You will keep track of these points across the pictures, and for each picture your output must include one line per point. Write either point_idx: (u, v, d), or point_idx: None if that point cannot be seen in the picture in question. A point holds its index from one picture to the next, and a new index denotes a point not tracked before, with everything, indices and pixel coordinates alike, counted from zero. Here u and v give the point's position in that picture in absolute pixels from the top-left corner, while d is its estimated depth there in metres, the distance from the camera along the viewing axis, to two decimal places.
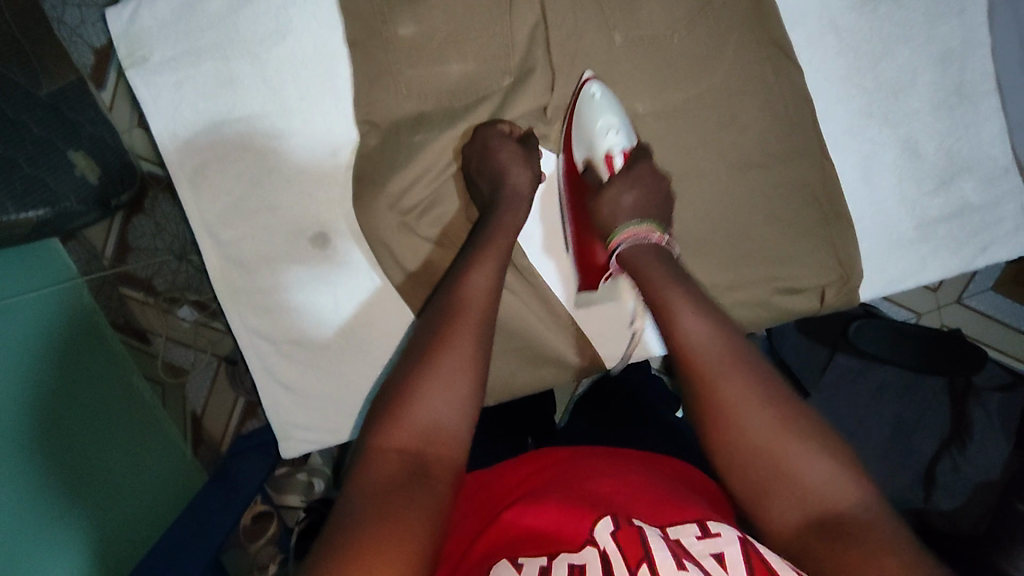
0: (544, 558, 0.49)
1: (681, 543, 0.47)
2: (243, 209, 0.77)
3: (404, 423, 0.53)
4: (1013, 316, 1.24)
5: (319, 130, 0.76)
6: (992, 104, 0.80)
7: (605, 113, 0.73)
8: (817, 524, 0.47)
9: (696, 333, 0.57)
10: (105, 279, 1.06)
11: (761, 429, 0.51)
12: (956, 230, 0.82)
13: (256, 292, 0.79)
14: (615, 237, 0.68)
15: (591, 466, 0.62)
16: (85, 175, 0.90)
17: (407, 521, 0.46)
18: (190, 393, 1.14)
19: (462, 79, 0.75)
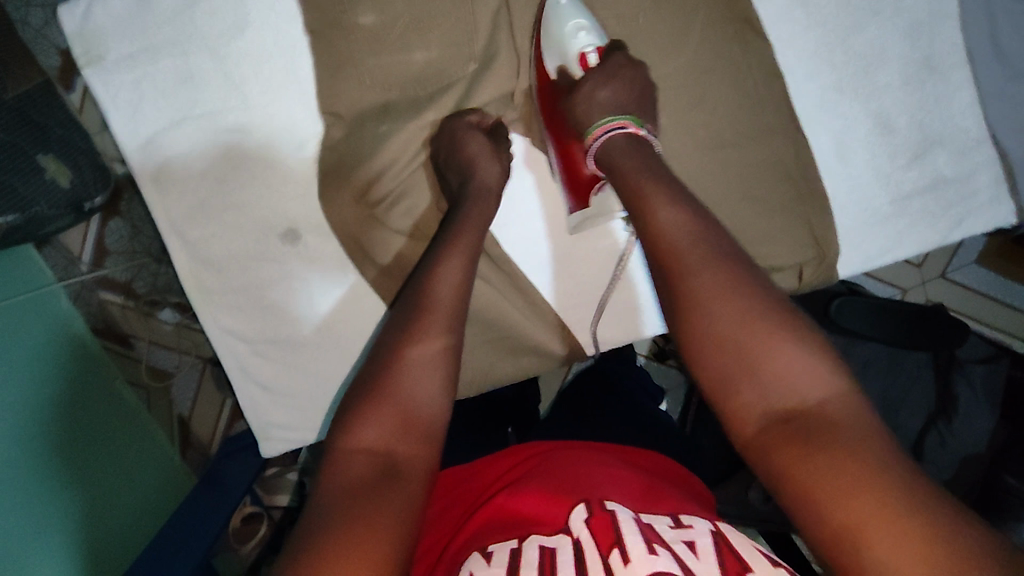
0: (515, 542, 0.50)
1: (652, 527, 0.50)
2: (209, 206, 0.76)
3: (378, 420, 0.52)
4: (997, 289, 1.24)
5: (284, 124, 0.75)
6: (964, 75, 0.79)
7: (574, 15, 0.71)
8: (776, 418, 0.46)
9: (670, 225, 0.57)
10: (85, 283, 1.04)
11: (732, 323, 0.50)
12: (932, 203, 0.81)
13: (229, 290, 0.78)
14: (592, 132, 0.68)
15: (571, 456, 0.63)
16: (56, 179, 0.89)
17: (377, 520, 0.46)
18: (176, 395, 1.12)
19: (427, 67, 0.73)
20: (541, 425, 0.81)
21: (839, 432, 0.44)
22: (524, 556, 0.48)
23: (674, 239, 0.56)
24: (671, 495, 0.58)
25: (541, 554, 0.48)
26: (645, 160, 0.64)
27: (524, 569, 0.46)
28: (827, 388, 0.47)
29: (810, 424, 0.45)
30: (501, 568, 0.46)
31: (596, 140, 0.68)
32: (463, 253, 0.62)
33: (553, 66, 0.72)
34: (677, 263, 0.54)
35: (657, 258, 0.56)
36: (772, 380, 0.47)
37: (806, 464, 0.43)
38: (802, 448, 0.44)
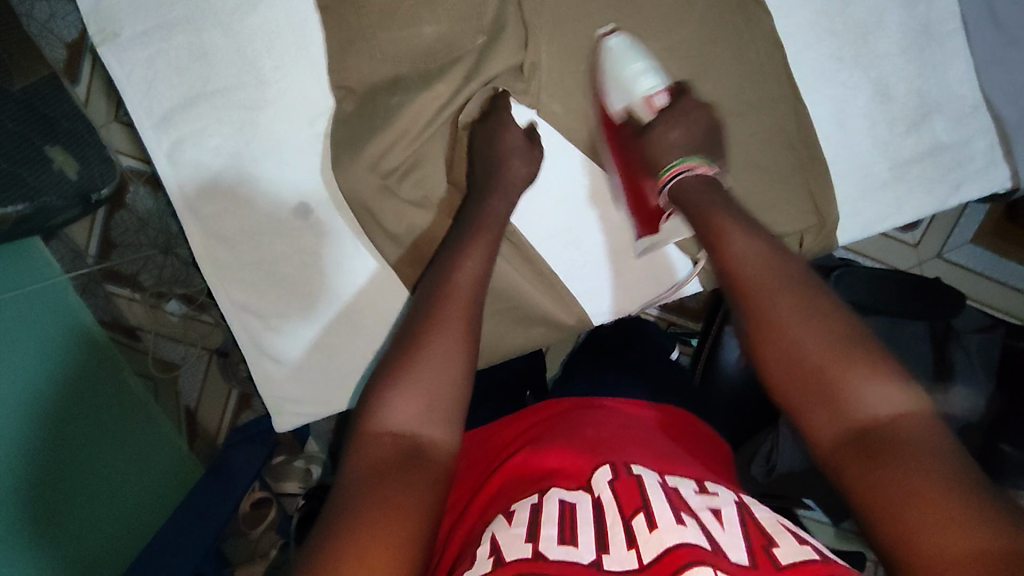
0: (536, 497, 0.51)
1: (678, 493, 0.51)
2: (223, 181, 0.78)
3: (410, 398, 0.53)
4: (995, 269, 1.25)
5: (295, 98, 0.76)
6: (958, 44, 0.81)
7: (634, 59, 0.74)
8: (852, 435, 0.49)
9: (749, 253, 0.61)
10: (91, 276, 1.06)
11: (812, 347, 0.53)
12: (929, 169, 0.83)
13: (243, 265, 0.80)
14: (662, 176, 0.73)
15: (586, 418, 0.64)
16: (63, 170, 0.90)
17: (402, 500, 0.47)
18: (183, 388, 1.13)
19: (436, 41, 0.74)
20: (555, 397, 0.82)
21: (913, 451, 0.46)
22: (545, 512, 0.49)
23: (739, 268, 0.61)
24: (685, 457, 0.59)
25: (561, 509, 0.49)
26: (713, 195, 0.69)
27: (545, 527, 0.47)
28: (901, 408, 0.49)
29: (879, 444, 0.47)
30: (523, 527, 0.47)
31: (669, 181, 0.72)
32: (484, 251, 0.66)
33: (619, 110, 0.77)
34: (750, 291, 0.59)
35: (737, 273, 0.60)
36: (850, 404, 0.50)
37: (879, 482, 0.45)
38: (878, 467, 0.46)
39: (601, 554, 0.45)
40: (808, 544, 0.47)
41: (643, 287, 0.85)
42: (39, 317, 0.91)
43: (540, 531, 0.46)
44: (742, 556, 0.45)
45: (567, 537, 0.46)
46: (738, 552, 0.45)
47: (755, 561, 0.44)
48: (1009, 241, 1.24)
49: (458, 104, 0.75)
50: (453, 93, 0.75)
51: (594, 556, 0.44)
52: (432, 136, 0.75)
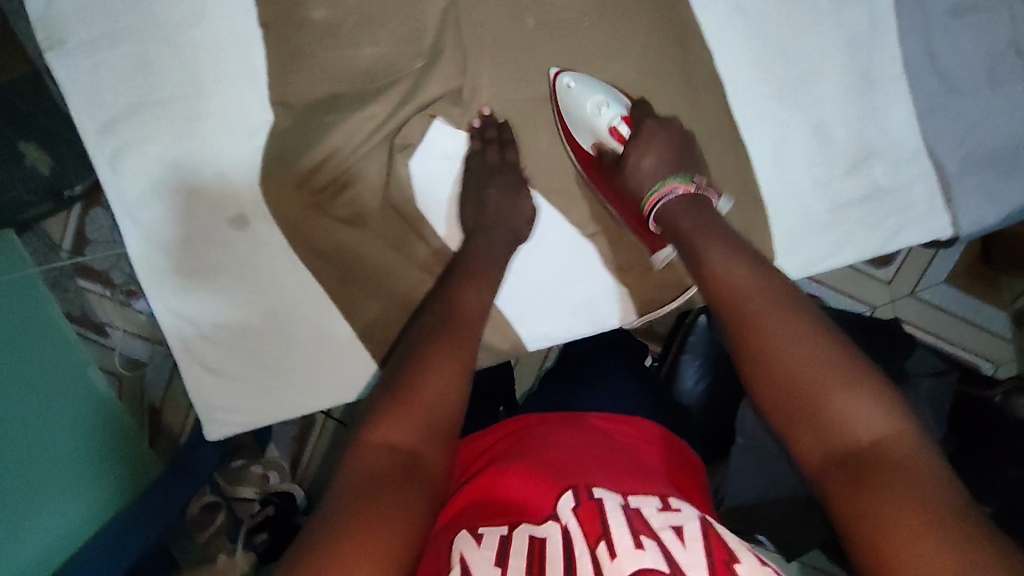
0: (505, 528, 0.49)
1: (640, 515, 0.47)
2: (162, 190, 0.78)
3: (402, 420, 0.53)
4: (968, 311, 1.23)
5: (236, 112, 0.77)
6: (899, 89, 0.81)
7: (587, 96, 0.74)
8: (842, 462, 0.48)
9: (729, 275, 0.61)
10: (63, 270, 1.08)
11: (797, 363, 0.52)
12: (868, 213, 0.83)
13: (177, 273, 0.81)
14: (647, 207, 0.72)
15: (561, 434, 0.61)
16: (35, 166, 0.95)
17: (394, 508, 0.47)
18: (149, 385, 1.11)
19: (377, 62, 0.75)
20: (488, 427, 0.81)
21: (911, 482, 0.45)
22: (512, 545, 0.46)
23: (733, 282, 0.60)
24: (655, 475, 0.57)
25: (528, 543, 0.47)
26: (700, 214, 0.68)
27: (513, 559, 0.45)
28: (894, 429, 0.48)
29: (873, 472, 0.46)
30: (491, 551, 0.46)
31: (651, 208, 0.72)
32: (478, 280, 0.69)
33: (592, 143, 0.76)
34: (740, 308, 0.57)
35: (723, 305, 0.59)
36: (840, 422, 0.49)
37: (875, 505, 0.44)
38: (864, 490, 0.45)
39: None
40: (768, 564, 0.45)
41: (573, 314, 0.86)
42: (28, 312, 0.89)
43: (509, 563, 0.44)
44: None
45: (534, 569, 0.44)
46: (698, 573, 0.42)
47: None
48: (980, 282, 1.23)
49: (393, 127, 0.76)
50: (388, 115, 0.76)
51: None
52: (364, 156, 0.76)
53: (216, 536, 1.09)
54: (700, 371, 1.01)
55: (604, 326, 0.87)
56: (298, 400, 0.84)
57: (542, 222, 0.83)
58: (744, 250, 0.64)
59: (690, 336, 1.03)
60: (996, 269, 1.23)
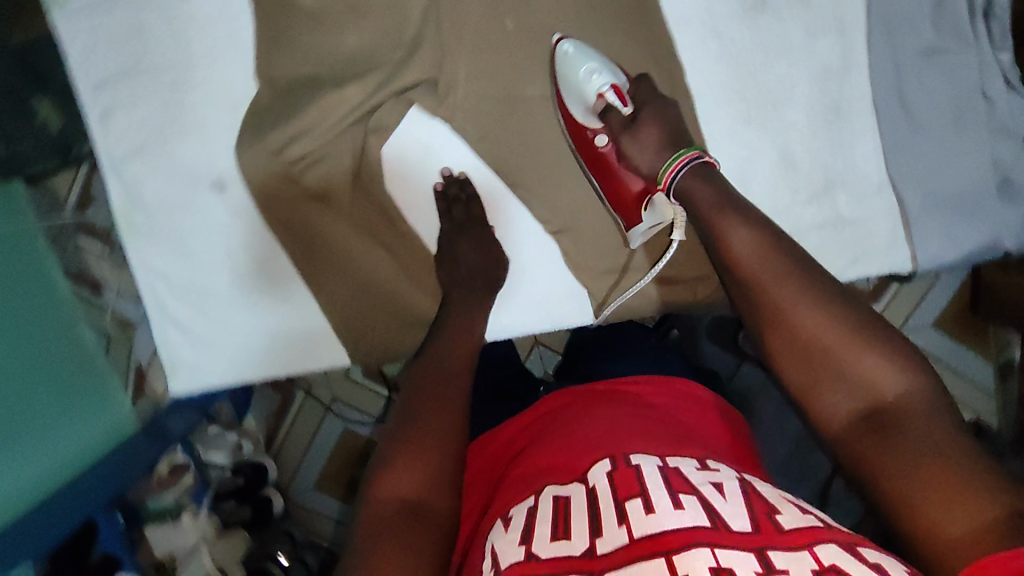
0: (531, 499, 0.50)
1: (677, 472, 0.48)
2: (146, 149, 0.82)
3: (404, 467, 0.55)
4: (949, 357, 1.20)
5: (222, 84, 0.81)
6: (867, 122, 0.83)
7: (581, 62, 0.76)
8: (868, 422, 0.50)
9: (742, 242, 0.60)
10: (62, 226, 0.98)
11: (809, 327, 0.54)
12: (829, 241, 0.85)
13: (155, 230, 0.84)
14: (666, 175, 0.69)
15: (588, 404, 0.62)
16: (46, 122, 0.96)
17: (403, 556, 0.49)
18: (138, 349, 1.02)
19: (359, 49, 0.78)
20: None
21: (929, 436, 0.47)
22: (539, 510, 0.48)
23: (745, 257, 0.59)
24: (700, 440, 0.57)
25: (554, 505, 0.48)
26: (708, 180, 0.66)
27: (539, 527, 0.46)
28: (904, 388, 0.50)
29: (890, 425, 0.49)
30: (517, 532, 0.46)
31: (672, 178, 0.68)
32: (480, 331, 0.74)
33: (585, 116, 0.77)
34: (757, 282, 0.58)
35: (734, 272, 0.60)
36: (865, 379, 0.51)
37: (910, 467, 0.46)
38: (887, 442, 0.48)
39: (593, 538, 0.44)
40: (811, 513, 0.45)
41: (532, 309, 0.89)
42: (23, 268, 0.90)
43: (534, 531, 0.46)
44: (744, 524, 0.43)
45: (560, 531, 0.45)
46: (741, 521, 0.43)
47: (756, 526, 0.43)
48: (966, 329, 1.20)
49: (367, 111, 0.79)
50: (364, 98, 0.78)
51: (587, 545, 0.44)
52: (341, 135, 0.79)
53: (182, 496, 1.11)
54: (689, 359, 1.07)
55: (559, 324, 0.89)
56: (278, 368, 0.88)
57: (508, 215, 0.85)
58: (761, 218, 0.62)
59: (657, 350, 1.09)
60: (980, 320, 1.19)
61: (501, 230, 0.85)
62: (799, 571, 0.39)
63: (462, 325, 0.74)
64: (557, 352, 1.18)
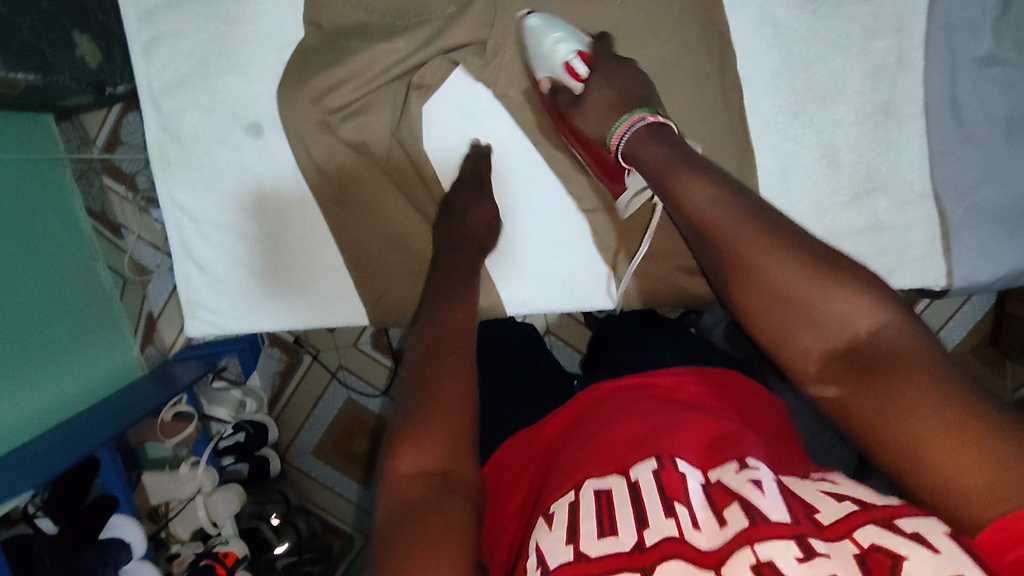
0: (571, 493, 0.45)
1: (721, 487, 0.44)
2: (186, 84, 0.82)
3: (428, 440, 0.49)
4: None
5: (268, 25, 0.80)
6: (916, 128, 0.81)
7: (547, 32, 0.75)
8: (844, 361, 0.48)
9: (699, 198, 0.58)
10: (93, 164, 1.09)
11: (781, 273, 0.52)
12: (865, 246, 0.83)
13: (186, 166, 0.84)
14: (617, 134, 0.69)
15: (623, 397, 0.58)
16: (84, 58, 0.93)
17: (438, 534, 0.43)
18: (150, 293, 1.16)
19: (408, 2, 0.77)
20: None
21: (902, 364, 0.45)
22: (581, 504, 0.43)
23: (705, 216, 0.57)
24: (743, 432, 0.52)
25: (596, 499, 0.43)
26: (665, 141, 0.65)
27: (585, 522, 0.42)
28: (877, 323, 0.48)
29: (865, 362, 0.47)
30: (563, 529, 0.42)
31: (623, 139, 0.69)
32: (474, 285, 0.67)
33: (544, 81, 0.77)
34: (722, 238, 0.56)
35: (699, 230, 0.58)
36: (828, 322, 0.49)
37: (891, 405, 0.44)
38: (869, 385, 0.45)
39: (641, 531, 0.40)
40: (846, 497, 0.42)
41: (556, 286, 0.88)
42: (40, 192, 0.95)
43: (578, 527, 0.41)
44: (782, 513, 0.40)
45: (605, 526, 0.41)
46: (779, 513, 0.40)
47: (796, 518, 0.40)
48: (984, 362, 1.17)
49: (411, 65, 0.78)
50: (410, 52, 0.77)
51: (636, 538, 0.40)
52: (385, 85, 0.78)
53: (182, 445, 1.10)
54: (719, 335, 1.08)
55: (583, 305, 0.88)
56: (300, 322, 0.87)
57: (541, 188, 0.85)
58: (721, 174, 0.60)
59: None
60: (1002, 353, 1.16)
61: (531, 202, 0.85)
62: (841, 557, 0.37)
63: (466, 264, 0.71)
64: (568, 344, 1.18)
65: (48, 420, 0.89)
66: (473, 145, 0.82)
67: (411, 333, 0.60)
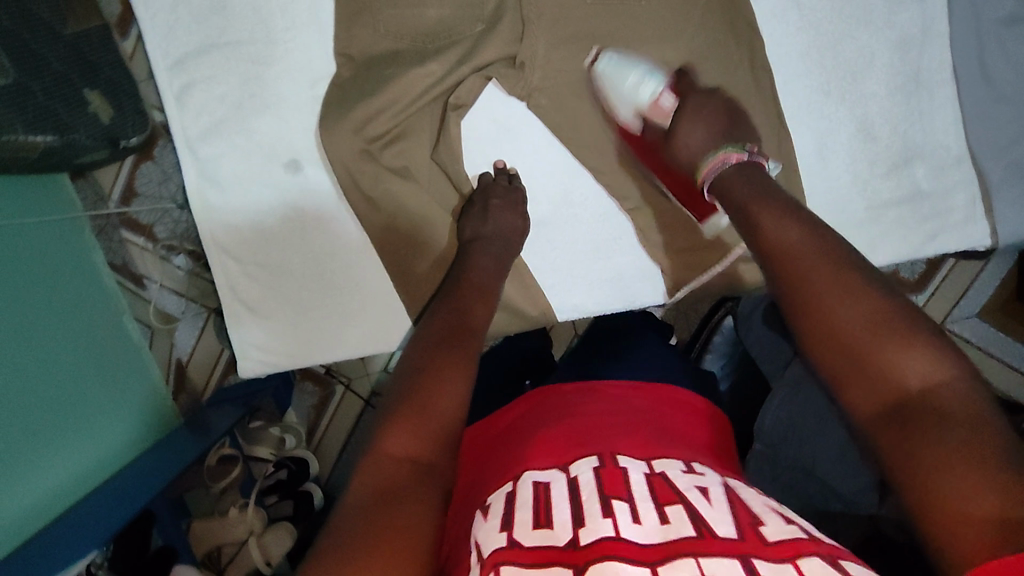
0: (509, 485, 0.47)
1: (665, 480, 0.45)
2: (223, 128, 0.82)
3: (410, 428, 0.48)
4: (994, 348, 1.08)
5: (300, 60, 0.81)
6: (947, 92, 0.82)
7: (629, 72, 0.76)
8: (896, 405, 0.46)
9: (789, 235, 0.57)
10: (110, 219, 1.08)
11: (851, 314, 0.50)
12: (906, 215, 0.84)
13: (227, 210, 0.84)
14: (700, 174, 0.71)
15: (576, 403, 0.59)
16: (98, 114, 0.93)
17: (408, 529, 0.41)
18: (178, 341, 1.13)
19: (437, 24, 0.77)
20: (503, 399, 0.80)
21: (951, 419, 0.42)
22: (518, 496, 0.44)
23: (792, 251, 0.56)
24: (678, 439, 0.54)
25: (534, 491, 0.45)
26: (749, 175, 0.66)
27: (520, 512, 0.42)
28: (942, 374, 0.45)
29: (921, 408, 0.44)
30: (498, 518, 0.43)
31: (711, 173, 0.69)
32: (483, 306, 0.67)
33: (629, 122, 0.79)
34: (792, 274, 0.55)
35: (778, 261, 0.56)
36: (891, 365, 0.47)
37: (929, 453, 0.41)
38: (914, 430, 0.43)
39: (577, 530, 0.40)
40: (796, 524, 0.41)
41: (605, 288, 0.88)
42: (52, 242, 0.92)
43: (514, 517, 0.42)
44: (729, 531, 0.39)
45: (542, 519, 0.42)
46: (727, 528, 0.39)
47: (742, 534, 0.38)
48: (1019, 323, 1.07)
49: (450, 84, 0.79)
50: (444, 74, 0.78)
51: (571, 534, 0.39)
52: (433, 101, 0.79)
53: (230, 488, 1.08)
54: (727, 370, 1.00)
55: (633, 304, 0.88)
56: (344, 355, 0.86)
57: (583, 192, 0.86)
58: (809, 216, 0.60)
59: (716, 336, 1.02)
60: None
61: (574, 207, 0.86)
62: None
63: (473, 281, 0.70)
64: None
65: (103, 473, 0.85)
66: (497, 167, 0.83)
67: (410, 337, 0.61)
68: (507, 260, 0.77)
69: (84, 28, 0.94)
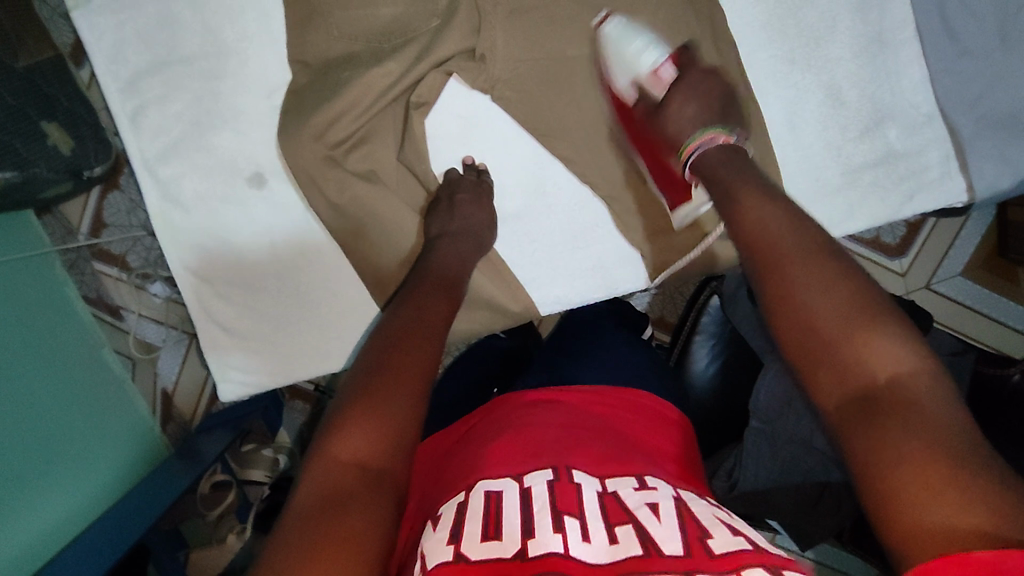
0: (460, 495, 0.44)
1: (615, 499, 0.43)
2: (182, 147, 0.80)
3: (360, 427, 0.47)
4: (986, 305, 1.07)
5: (256, 72, 0.79)
6: (912, 52, 0.82)
7: (634, 38, 0.75)
8: (860, 400, 0.43)
9: (768, 220, 0.56)
10: (80, 252, 1.05)
11: (820, 306, 0.48)
12: (882, 176, 0.83)
13: (195, 230, 0.81)
14: (685, 149, 0.71)
15: (534, 407, 0.57)
16: (58, 146, 0.90)
17: (347, 528, 0.40)
18: (161, 369, 1.10)
19: (393, 20, 0.76)
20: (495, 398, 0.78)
21: (918, 418, 0.40)
22: (470, 505, 0.42)
23: (768, 239, 0.54)
24: (629, 444, 0.52)
25: (485, 501, 0.43)
26: (734, 157, 0.66)
27: (469, 524, 0.40)
28: (912, 369, 0.43)
29: (887, 405, 0.42)
30: (445, 530, 0.40)
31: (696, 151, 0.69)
32: (448, 301, 0.66)
33: (626, 88, 0.77)
34: (768, 262, 0.53)
35: (754, 250, 0.55)
36: (861, 359, 0.45)
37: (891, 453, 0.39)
38: (877, 427, 0.41)
39: (525, 540, 0.38)
40: (742, 535, 0.40)
41: (588, 278, 0.86)
42: (18, 277, 0.88)
43: (463, 528, 0.40)
44: (677, 547, 0.38)
45: (491, 530, 0.40)
46: (674, 544, 0.38)
47: (688, 549, 0.37)
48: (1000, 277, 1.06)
49: (410, 82, 0.77)
50: (403, 72, 0.76)
51: (519, 546, 0.38)
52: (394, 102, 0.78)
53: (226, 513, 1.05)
54: (714, 352, 0.94)
55: (617, 290, 0.86)
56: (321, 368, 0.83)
57: (555, 182, 0.84)
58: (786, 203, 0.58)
59: (703, 317, 0.96)
60: (1011, 262, 1.07)
61: (548, 198, 0.84)
62: None
63: (442, 282, 0.68)
64: None
65: (91, 513, 0.82)
66: (466, 163, 0.82)
67: (373, 331, 0.59)
68: (476, 258, 0.76)
69: (37, 60, 0.90)
